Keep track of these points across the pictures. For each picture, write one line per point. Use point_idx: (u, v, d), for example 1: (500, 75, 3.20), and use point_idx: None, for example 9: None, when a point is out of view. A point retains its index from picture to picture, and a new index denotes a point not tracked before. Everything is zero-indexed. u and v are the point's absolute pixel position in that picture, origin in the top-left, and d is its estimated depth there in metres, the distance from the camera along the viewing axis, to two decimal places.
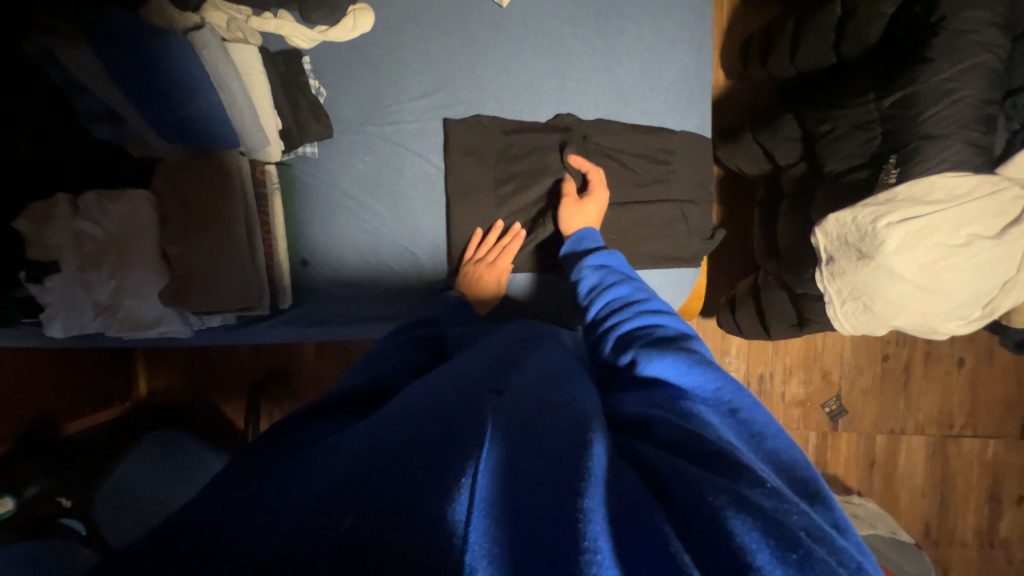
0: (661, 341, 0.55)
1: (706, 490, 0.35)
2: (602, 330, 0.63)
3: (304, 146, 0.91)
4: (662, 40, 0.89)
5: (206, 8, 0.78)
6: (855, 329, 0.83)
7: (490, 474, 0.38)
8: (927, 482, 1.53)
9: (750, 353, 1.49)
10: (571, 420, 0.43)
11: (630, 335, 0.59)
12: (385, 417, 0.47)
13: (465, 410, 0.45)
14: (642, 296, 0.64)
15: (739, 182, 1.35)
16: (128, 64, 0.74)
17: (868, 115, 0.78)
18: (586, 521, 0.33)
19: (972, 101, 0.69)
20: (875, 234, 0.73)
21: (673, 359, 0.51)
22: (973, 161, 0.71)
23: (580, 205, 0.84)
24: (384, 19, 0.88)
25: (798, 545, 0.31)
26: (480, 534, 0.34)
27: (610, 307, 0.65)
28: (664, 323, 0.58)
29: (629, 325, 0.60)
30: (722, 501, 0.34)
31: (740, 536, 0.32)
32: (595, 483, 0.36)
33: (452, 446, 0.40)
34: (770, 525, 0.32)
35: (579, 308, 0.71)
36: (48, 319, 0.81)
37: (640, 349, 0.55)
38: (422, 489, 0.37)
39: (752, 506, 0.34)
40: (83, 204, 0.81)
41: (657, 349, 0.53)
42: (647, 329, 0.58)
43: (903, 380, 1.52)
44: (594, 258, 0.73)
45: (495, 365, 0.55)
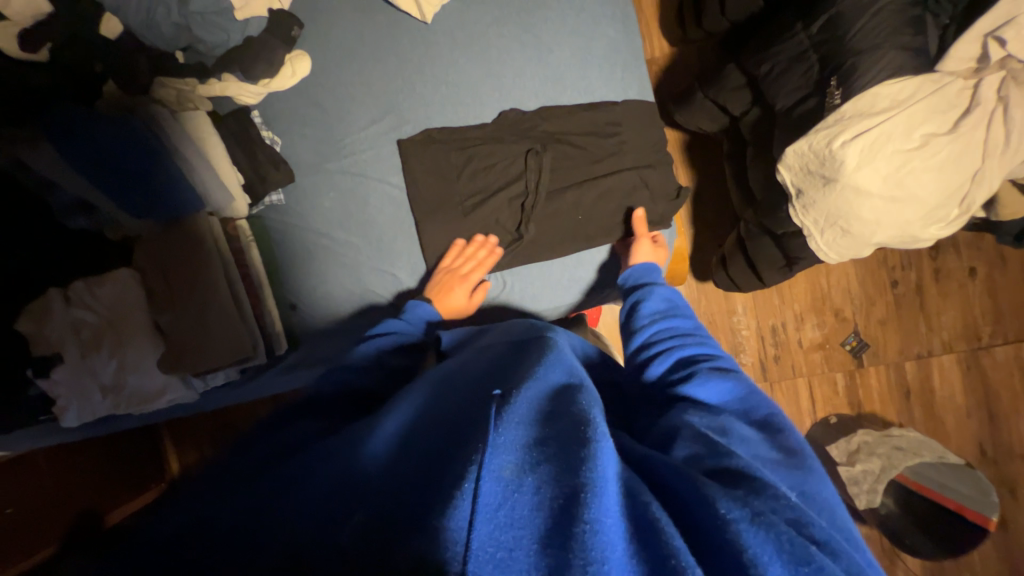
0: (722, 369, 0.62)
1: (721, 504, 0.40)
2: (658, 349, 0.68)
3: (271, 195, 0.93)
4: (587, 20, 0.91)
5: (155, 87, 0.84)
6: (841, 256, 0.82)
7: (494, 480, 0.40)
8: (968, 400, 1.48)
9: (757, 306, 1.47)
10: (575, 428, 0.45)
11: (691, 359, 0.65)
12: (398, 434, 0.51)
13: (472, 419, 0.48)
14: (704, 331, 0.70)
15: (705, 142, 1.36)
16: (95, 155, 0.80)
17: (800, 47, 0.79)
18: (592, 533, 0.37)
19: (893, 8, 0.70)
20: (833, 156, 0.73)
21: (735, 386, 0.59)
22: (911, 65, 0.71)
23: (654, 247, 0.88)
24: (320, 60, 0.92)
25: (809, 560, 0.37)
26: (486, 540, 0.37)
27: (673, 331, 0.70)
28: (721, 358, 0.66)
29: (690, 353, 0.66)
30: (736, 514, 0.39)
31: (753, 548, 0.37)
32: (604, 496, 0.40)
33: (456, 458, 0.43)
34: (783, 540, 0.38)
35: (634, 322, 0.74)
36: (63, 410, 0.83)
37: (704, 371, 0.62)
38: (423, 508, 0.40)
39: (764, 522, 0.39)
40: (74, 292, 0.84)
41: (718, 375, 0.61)
42: (707, 358, 0.65)
43: (918, 301, 1.48)
44: (666, 290, 0.76)
45: (494, 368, 0.58)
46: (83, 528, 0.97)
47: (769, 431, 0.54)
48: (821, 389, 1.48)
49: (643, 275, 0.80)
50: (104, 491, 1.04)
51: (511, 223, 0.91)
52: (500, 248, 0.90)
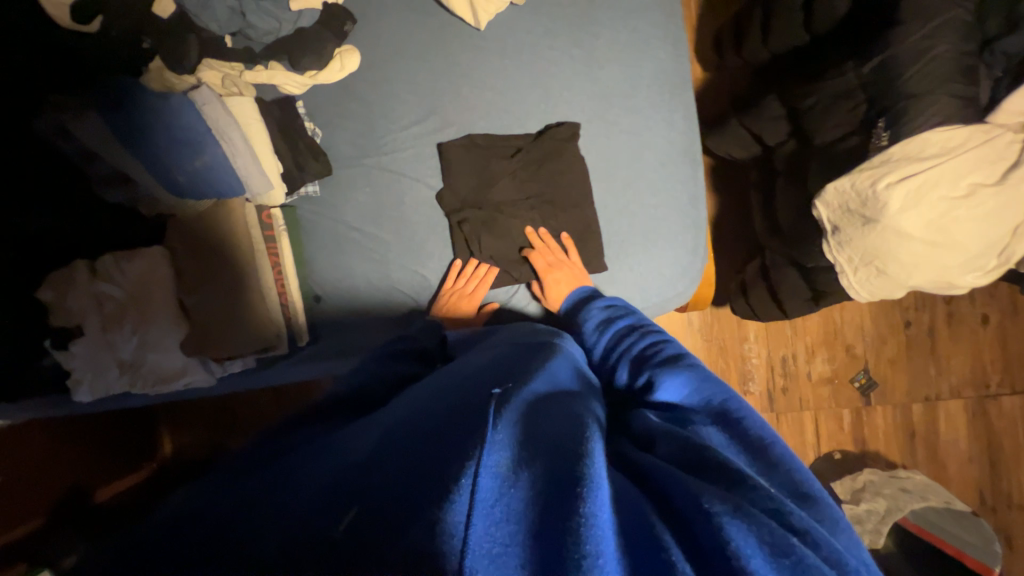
0: (672, 359, 0.60)
1: (703, 497, 0.38)
2: (615, 358, 0.68)
3: (307, 185, 0.93)
4: (637, 40, 0.92)
5: (202, 69, 0.85)
6: (872, 295, 0.82)
7: (490, 476, 0.39)
8: (973, 446, 1.48)
9: (769, 336, 1.47)
10: (569, 429, 0.46)
11: (642, 357, 0.64)
12: (387, 433, 0.48)
13: (466, 412, 0.47)
14: (647, 322, 0.70)
15: (732, 169, 1.37)
16: (139, 129, 0.79)
17: (849, 84, 0.79)
18: (589, 527, 0.36)
19: (949, 56, 0.71)
20: (876, 197, 0.74)
21: (686, 375, 0.56)
22: (962, 113, 0.72)
23: (559, 271, 0.87)
24: (369, 57, 0.92)
25: (790, 552, 0.34)
26: (482, 535, 0.36)
27: (619, 336, 0.70)
28: (671, 343, 0.64)
29: (640, 349, 0.65)
30: (718, 508, 0.37)
31: (736, 542, 0.35)
32: (597, 492, 0.38)
33: (455, 447, 0.42)
34: (761, 531, 0.35)
35: (586, 342, 0.76)
36: (76, 383, 0.82)
37: (654, 368, 0.60)
38: (423, 492, 0.39)
39: (747, 515, 0.36)
40: (102, 266, 0.83)
41: (670, 370, 0.58)
42: (656, 353, 0.63)
43: (929, 344, 1.49)
44: (603, 299, 0.79)
45: (492, 367, 0.58)
46: (69, 503, 0.96)
47: (729, 422, 0.49)
48: (827, 424, 1.48)
49: (579, 296, 0.83)
50: (94, 467, 1.02)
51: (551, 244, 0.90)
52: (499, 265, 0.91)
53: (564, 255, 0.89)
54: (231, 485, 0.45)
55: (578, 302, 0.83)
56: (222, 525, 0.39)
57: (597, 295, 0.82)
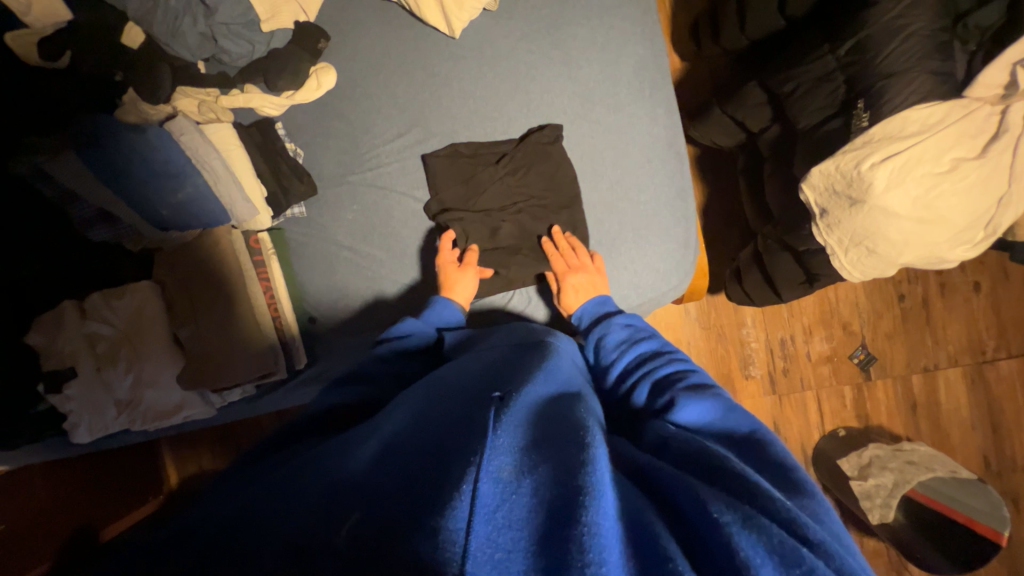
0: (695, 386, 0.60)
1: (713, 507, 0.39)
2: (635, 378, 0.67)
3: (293, 207, 0.92)
4: (614, 37, 0.92)
5: (177, 97, 0.84)
6: (865, 275, 0.83)
7: (492, 481, 0.39)
8: (974, 413, 1.50)
9: (766, 319, 1.48)
10: (573, 435, 0.45)
11: (663, 380, 0.63)
12: (387, 443, 0.47)
13: (469, 418, 0.47)
14: (671, 348, 0.69)
15: (718, 157, 1.37)
16: (117, 163, 0.77)
17: (827, 68, 0.80)
18: (593, 535, 0.35)
19: (924, 33, 0.71)
20: (862, 178, 0.74)
21: (711, 403, 0.57)
22: (940, 89, 0.72)
23: (576, 276, 0.85)
24: (346, 73, 0.91)
25: (800, 561, 0.34)
26: (483, 540, 0.35)
27: (641, 358, 0.69)
28: (697, 374, 0.63)
29: (664, 374, 0.64)
30: (727, 517, 0.38)
31: (745, 551, 0.35)
32: (599, 499, 0.38)
33: (459, 456, 0.42)
34: (768, 539, 0.36)
35: (603, 357, 0.73)
36: (73, 426, 0.81)
37: (677, 390, 0.60)
38: (425, 502, 0.39)
39: (755, 525, 0.37)
40: (90, 306, 0.82)
41: (694, 394, 0.58)
42: (680, 378, 0.62)
43: (924, 315, 1.50)
44: (623, 317, 0.75)
45: (493, 370, 0.58)
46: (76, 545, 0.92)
47: (753, 448, 0.51)
48: (829, 402, 1.49)
49: (599, 309, 0.79)
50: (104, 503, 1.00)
51: (563, 244, 0.88)
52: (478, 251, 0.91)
53: (579, 259, 0.87)
54: (232, 497, 0.44)
55: (592, 320, 0.79)
56: (229, 523, 0.39)
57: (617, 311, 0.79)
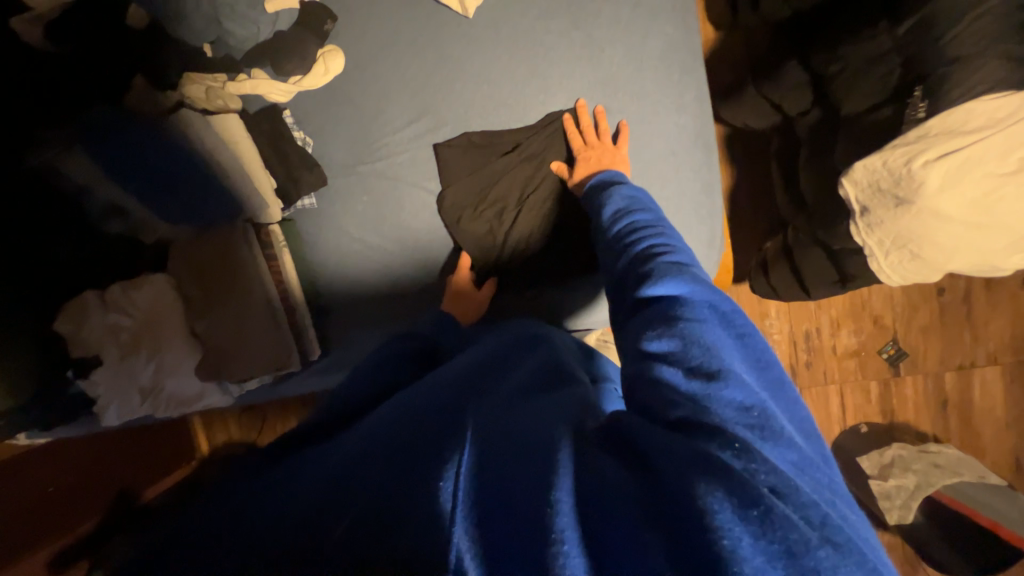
0: (678, 262, 0.49)
1: (671, 452, 0.35)
2: (618, 249, 0.56)
3: (303, 198, 0.89)
4: (642, 13, 0.84)
5: (185, 83, 0.81)
6: (905, 280, 0.77)
7: (469, 476, 0.37)
8: (1009, 413, 1.43)
9: (791, 311, 1.41)
10: (547, 419, 0.42)
11: (648, 252, 0.52)
12: (370, 432, 0.45)
13: (451, 411, 0.45)
14: (665, 221, 0.56)
15: (749, 139, 1.28)
16: (140, 166, 0.81)
17: (882, 48, 0.71)
18: (556, 513, 0.33)
19: (1001, 11, 0.62)
20: (912, 176, 0.68)
21: (693, 284, 0.46)
22: (1015, 78, 0.63)
23: (590, 150, 0.80)
24: (353, 56, 0.86)
25: (760, 503, 0.30)
26: (462, 528, 0.33)
27: (630, 226, 0.58)
28: (686, 250, 0.52)
29: (648, 247, 0.53)
30: (684, 463, 0.34)
31: (701, 498, 0.31)
32: (564, 476, 0.35)
33: (437, 446, 0.40)
34: (724, 481, 0.32)
35: (597, 224, 0.63)
36: (103, 409, 0.83)
37: (657, 266, 0.49)
38: (404, 493, 0.37)
39: (713, 466, 0.33)
40: (110, 296, 0.83)
41: (676, 272, 0.47)
42: (666, 251, 0.51)
43: (964, 310, 1.41)
44: (625, 189, 0.64)
45: (483, 360, 0.55)
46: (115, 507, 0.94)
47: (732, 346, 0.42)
48: (853, 397, 1.43)
49: (605, 183, 0.69)
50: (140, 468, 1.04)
51: (584, 118, 0.83)
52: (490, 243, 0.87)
53: (597, 138, 0.81)
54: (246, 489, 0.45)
55: (601, 184, 0.71)
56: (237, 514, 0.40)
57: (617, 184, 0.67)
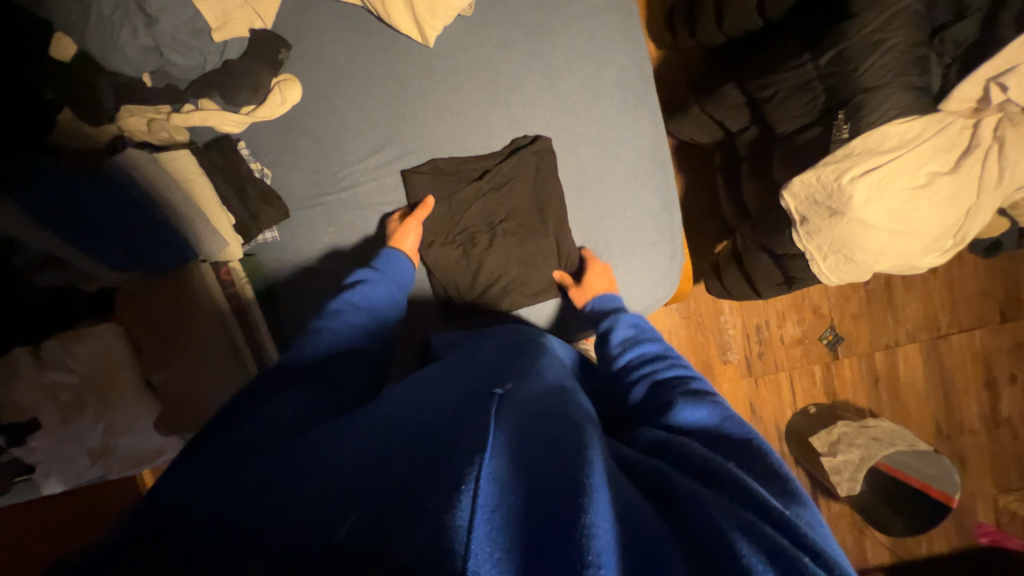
0: (697, 392, 0.54)
1: (717, 517, 0.35)
2: (633, 377, 0.61)
3: (264, 232, 0.86)
4: (596, 43, 0.88)
5: (121, 116, 0.76)
6: (842, 280, 0.85)
7: (492, 480, 0.34)
8: (929, 384, 1.62)
9: (742, 306, 1.52)
10: (565, 425, 0.41)
11: (664, 382, 0.58)
12: (371, 436, 0.42)
13: (463, 413, 0.42)
14: (676, 353, 0.64)
15: (696, 150, 1.37)
16: (79, 211, 0.72)
17: (806, 77, 0.79)
18: (592, 536, 0.31)
19: (903, 47, 0.71)
20: (842, 190, 0.76)
21: (713, 410, 0.51)
22: (917, 104, 0.73)
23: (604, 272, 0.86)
24: (310, 85, 0.84)
25: (800, 569, 0.31)
26: (483, 539, 0.30)
27: (642, 357, 0.64)
28: (698, 380, 0.58)
29: (666, 376, 0.59)
30: (731, 525, 0.34)
31: (747, 558, 0.32)
32: (600, 498, 0.34)
33: (453, 447, 0.37)
34: (766, 546, 0.33)
35: (606, 355, 0.69)
36: (43, 477, 0.74)
37: (677, 395, 0.54)
38: (419, 494, 0.34)
39: (756, 531, 0.34)
40: (48, 352, 0.75)
41: (695, 400, 0.53)
42: (683, 382, 0.57)
43: (887, 296, 1.58)
44: (629, 316, 0.72)
45: (489, 367, 0.53)
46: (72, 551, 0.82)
47: (753, 458, 0.45)
48: (801, 381, 1.57)
49: (607, 305, 0.78)
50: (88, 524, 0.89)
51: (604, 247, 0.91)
52: (465, 267, 0.87)
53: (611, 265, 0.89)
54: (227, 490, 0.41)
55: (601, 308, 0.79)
56: (224, 509, 0.36)
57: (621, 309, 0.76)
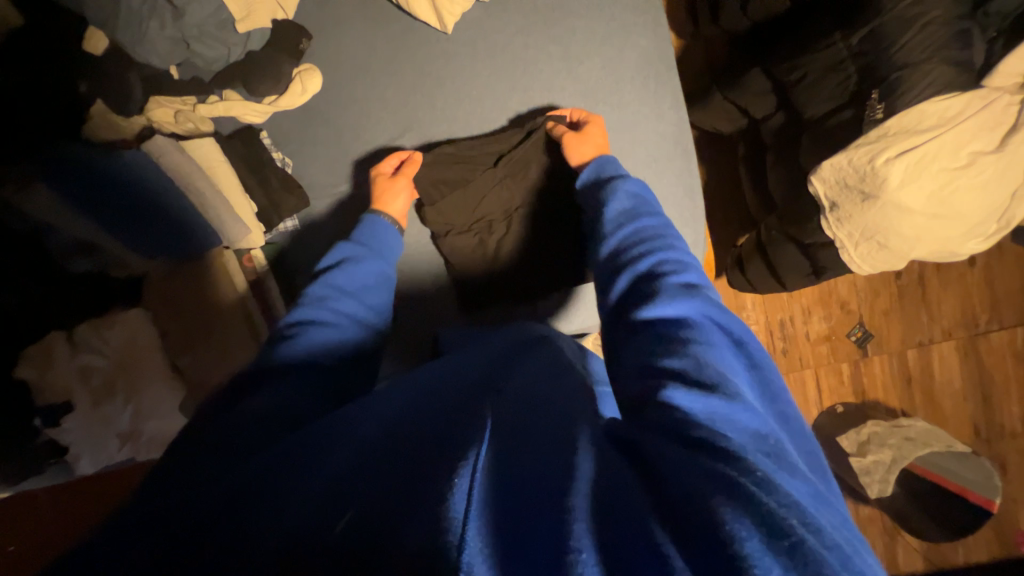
0: (686, 283, 0.50)
1: (696, 476, 0.32)
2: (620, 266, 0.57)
3: (285, 221, 0.87)
4: (616, 26, 0.87)
5: (150, 107, 0.78)
6: (874, 269, 0.82)
7: (486, 475, 0.33)
8: (966, 384, 1.54)
9: (766, 302, 1.48)
10: (559, 416, 0.39)
11: (652, 272, 0.53)
12: (388, 421, 0.41)
13: (462, 404, 0.41)
14: (670, 236, 0.58)
15: (717, 141, 1.33)
16: (111, 200, 0.75)
17: (838, 56, 0.76)
18: (574, 522, 0.30)
19: (941, 21, 0.68)
20: (875, 173, 0.73)
21: (700, 303, 0.47)
22: (957, 80, 0.70)
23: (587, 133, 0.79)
24: (331, 76, 0.85)
25: (790, 533, 0.28)
26: (476, 531, 0.29)
27: (636, 243, 0.58)
28: (688, 268, 0.53)
29: (654, 266, 0.54)
30: (709, 487, 0.31)
31: (730, 523, 0.28)
32: (581, 492, 0.32)
33: (450, 442, 0.36)
34: (753, 510, 0.29)
35: (598, 231, 0.64)
36: (75, 458, 0.76)
37: (664, 286, 0.50)
38: (415, 492, 0.33)
39: (740, 493, 0.30)
40: (80, 337, 0.78)
41: (683, 292, 0.48)
42: (673, 271, 0.52)
43: (920, 292, 1.52)
44: (631, 185, 0.67)
45: (494, 353, 0.51)
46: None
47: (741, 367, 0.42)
48: (828, 380, 1.51)
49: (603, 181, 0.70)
50: None
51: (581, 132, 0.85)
52: (484, 254, 0.87)
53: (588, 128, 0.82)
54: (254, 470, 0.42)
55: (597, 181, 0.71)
56: (237, 491, 0.35)
57: (620, 179, 0.69)
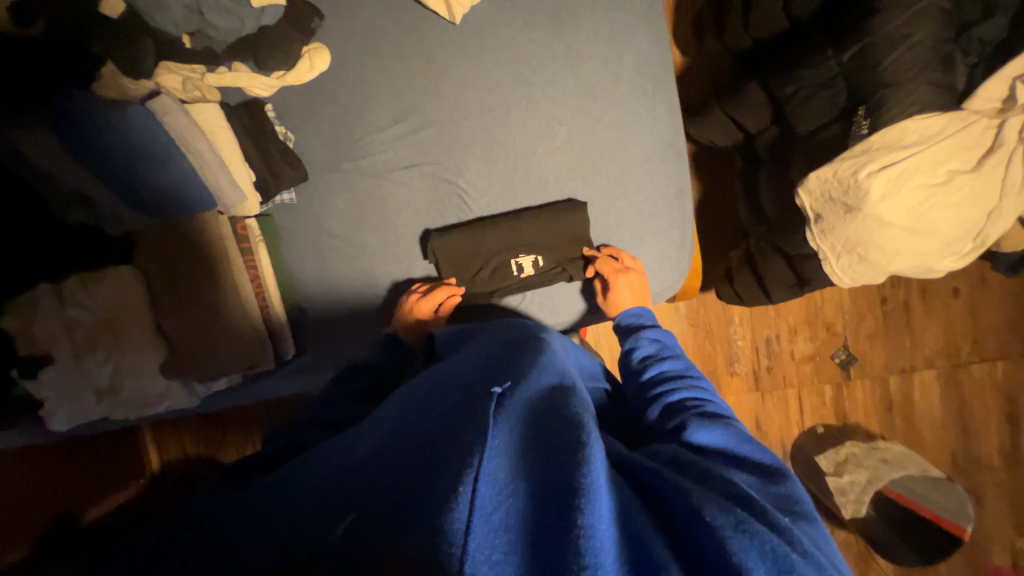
0: (710, 415, 0.57)
1: (705, 510, 0.38)
2: (649, 396, 0.64)
3: (281, 194, 0.89)
4: (620, 30, 0.90)
5: (160, 73, 0.78)
6: (855, 282, 0.84)
7: (490, 484, 0.35)
8: (946, 414, 1.55)
9: (754, 318, 1.49)
10: (561, 427, 0.41)
11: (680, 405, 0.60)
12: (386, 439, 0.45)
13: (463, 415, 0.43)
14: (694, 374, 0.66)
15: (713, 155, 1.36)
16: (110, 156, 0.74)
17: (829, 73, 0.79)
18: (587, 537, 0.32)
19: (926, 43, 0.71)
20: (858, 185, 0.75)
21: (722, 431, 0.54)
22: (938, 101, 0.73)
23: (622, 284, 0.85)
24: (339, 56, 0.87)
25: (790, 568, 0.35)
26: (480, 542, 0.32)
27: (662, 377, 0.66)
28: (710, 404, 0.60)
29: (680, 400, 0.61)
30: (720, 521, 0.37)
31: (738, 553, 0.35)
32: (599, 495, 0.35)
33: (450, 451, 0.38)
34: (763, 552, 0.35)
35: (625, 364, 0.71)
36: (49, 413, 0.76)
37: (690, 417, 0.56)
38: (422, 498, 0.35)
39: (749, 530, 0.36)
40: (67, 291, 0.77)
41: (707, 422, 0.55)
42: (697, 406, 0.59)
43: (904, 320, 1.54)
44: (651, 332, 0.73)
45: (485, 364, 0.54)
46: (61, 528, 0.86)
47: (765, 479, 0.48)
48: (810, 400, 1.52)
49: (632, 320, 0.77)
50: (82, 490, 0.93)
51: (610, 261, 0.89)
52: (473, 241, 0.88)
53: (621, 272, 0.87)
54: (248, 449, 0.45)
55: (631, 324, 0.77)
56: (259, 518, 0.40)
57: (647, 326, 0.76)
